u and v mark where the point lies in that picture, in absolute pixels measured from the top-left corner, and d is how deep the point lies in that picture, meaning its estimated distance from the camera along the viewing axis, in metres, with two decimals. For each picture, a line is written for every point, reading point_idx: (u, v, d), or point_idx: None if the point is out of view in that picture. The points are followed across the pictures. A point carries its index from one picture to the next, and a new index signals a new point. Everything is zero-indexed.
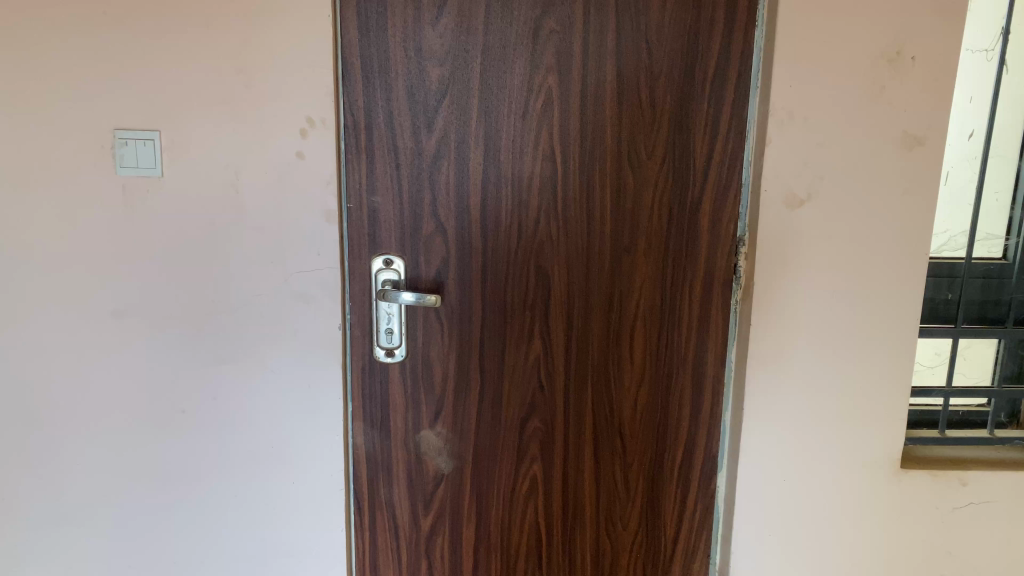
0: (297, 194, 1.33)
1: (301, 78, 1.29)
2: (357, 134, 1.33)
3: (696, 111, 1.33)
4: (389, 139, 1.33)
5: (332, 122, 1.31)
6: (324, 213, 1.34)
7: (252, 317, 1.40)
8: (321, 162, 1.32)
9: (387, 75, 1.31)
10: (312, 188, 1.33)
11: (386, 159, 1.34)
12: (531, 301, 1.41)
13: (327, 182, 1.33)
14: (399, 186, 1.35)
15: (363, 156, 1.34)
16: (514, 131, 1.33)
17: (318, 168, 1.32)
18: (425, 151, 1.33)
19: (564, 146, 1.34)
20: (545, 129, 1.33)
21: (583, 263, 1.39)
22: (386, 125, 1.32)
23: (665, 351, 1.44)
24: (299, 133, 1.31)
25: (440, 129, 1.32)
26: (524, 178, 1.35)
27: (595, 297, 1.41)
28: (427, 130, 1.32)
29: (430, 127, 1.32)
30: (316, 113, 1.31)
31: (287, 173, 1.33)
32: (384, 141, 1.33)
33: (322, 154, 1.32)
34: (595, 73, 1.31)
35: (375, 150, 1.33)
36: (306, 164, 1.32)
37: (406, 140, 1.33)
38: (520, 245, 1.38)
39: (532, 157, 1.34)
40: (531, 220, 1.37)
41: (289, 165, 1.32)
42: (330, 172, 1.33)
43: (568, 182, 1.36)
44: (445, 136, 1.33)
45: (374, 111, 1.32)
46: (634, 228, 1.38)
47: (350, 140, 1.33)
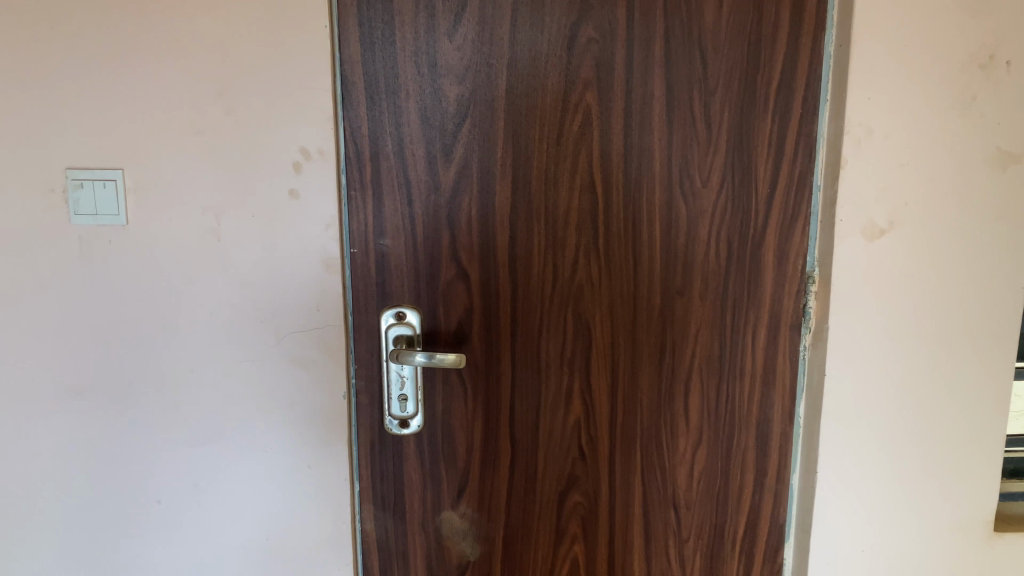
0: (291, 239, 1.12)
1: (295, 101, 1.09)
2: (361, 167, 1.12)
3: (758, 129, 1.14)
4: (400, 171, 1.12)
5: (331, 153, 1.10)
6: (324, 261, 1.13)
7: (239, 387, 1.17)
8: (320, 201, 1.11)
9: (396, 96, 1.10)
10: (309, 233, 1.12)
11: (397, 196, 1.13)
12: (569, 357, 1.20)
13: (327, 225, 1.11)
14: (413, 227, 1.14)
15: (369, 193, 1.12)
16: (548, 160, 1.13)
17: (316, 208, 1.11)
18: (444, 186, 1.13)
19: (606, 175, 1.14)
20: (583, 155, 1.13)
21: (629, 310, 1.19)
22: (396, 155, 1.12)
23: (724, 408, 1.24)
24: (293, 167, 1.10)
25: (460, 159, 1.12)
26: (559, 213, 1.14)
27: (643, 350, 1.20)
28: (446, 161, 1.12)
29: (449, 157, 1.12)
30: (311, 143, 1.10)
31: (279, 215, 1.11)
32: (395, 174, 1.12)
33: (321, 192, 1.11)
34: (641, 87, 1.11)
35: (384, 185, 1.12)
36: (301, 203, 1.11)
37: (420, 172, 1.12)
38: (555, 293, 1.17)
39: (569, 188, 1.14)
40: (569, 263, 1.16)
41: (281, 205, 1.11)
42: (330, 212, 1.11)
43: (611, 217, 1.15)
44: (466, 167, 1.12)
45: (381, 139, 1.11)
46: (688, 268, 1.18)
47: (353, 174, 1.12)
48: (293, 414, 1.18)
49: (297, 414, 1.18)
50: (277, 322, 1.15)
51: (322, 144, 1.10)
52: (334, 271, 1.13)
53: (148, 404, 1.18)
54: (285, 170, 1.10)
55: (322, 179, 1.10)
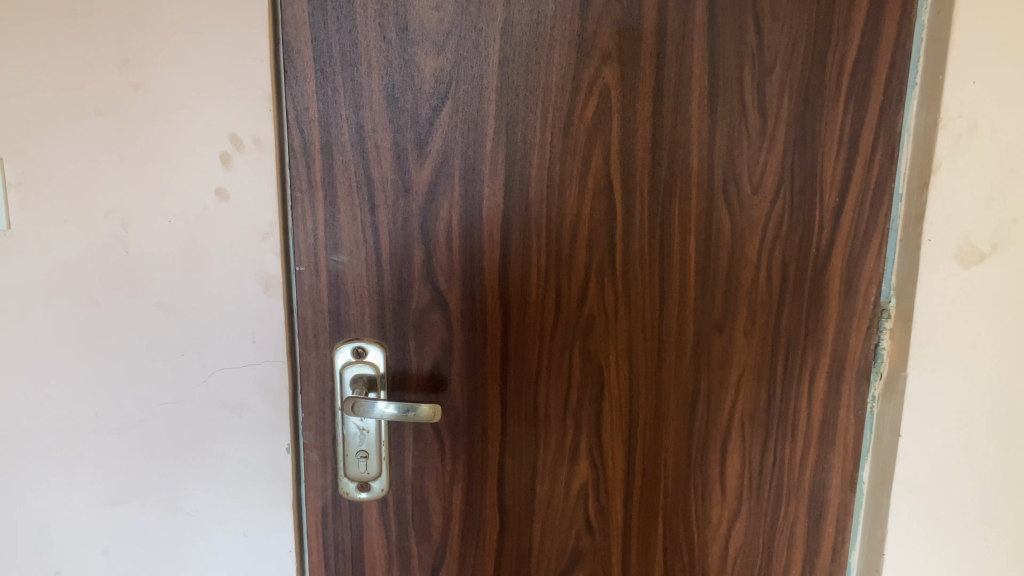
0: (220, 252, 0.88)
1: (223, 74, 0.83)
2: (309, 160, 0.85)
3: (826, 121, 0.88)
4: (360, 168, 0.85)
5: (269, 143, 0.85)
6: (261, 280, 0.88)
7: (156, 438, 0.93)
8: (256, 204, 0.87)
9: (355, 70, 0.83)
10: (243, 244, 0.87)
11: (355, 199, 0.86)
12: (575, 407, 0.94)
13: (265, 235, 0.87)
14: (376, 240, 0.87)
15: (320, 195, 0.85)
16: (551, 157, 0.86)
17: (252, 213, 0.87)
18: (416, 188, 0.86)
19: (626, 178, 0.88)
20: (599, 150, 0.86)
21: (654, 350, 0.93)
22: (355, 146, 0.85)
23: (769, 472, 0.98)
24: (222, 160, 0.85)
25: (437, 153, 0.85)
26: (566, 225, 0.88)
27: (668, 399, 0.95)
28: (419, 155, 0.85)
29: (424, 151, 0.85)
30: (244, 128, 0.85)
31: (204, 222, 0.87)
32: (353, 171, 0.85)
33: (258, 193, 0.86)
34: (675, 63, 0.85)
35: (338, 185, 0.85)
36: (232, 206, 0.86)
37: (385, 170, 0.85)
38: (559, 326, 0.91)
39: (578, 194, 0.88)
40: (576, 289, 0.90)
41: (206, 209, 0.86)
42: (270, 219, 0.87)
43: (632, 231, 0.89)
44: (445, 163, 0.86)
45: (335, 126, 0.84)
46: (729, 297, 0.92)
47: (298, 169, 0.85)
48: (225, 471, 0.94)
49: (232, 470, 0.94)
50: (203, 358, 0.91)
51: (259, 130, 0.85)
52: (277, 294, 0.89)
53: (46, 454, 0.94)
54: (212, 164, 0.85)
55: (258, 175, 0.86)
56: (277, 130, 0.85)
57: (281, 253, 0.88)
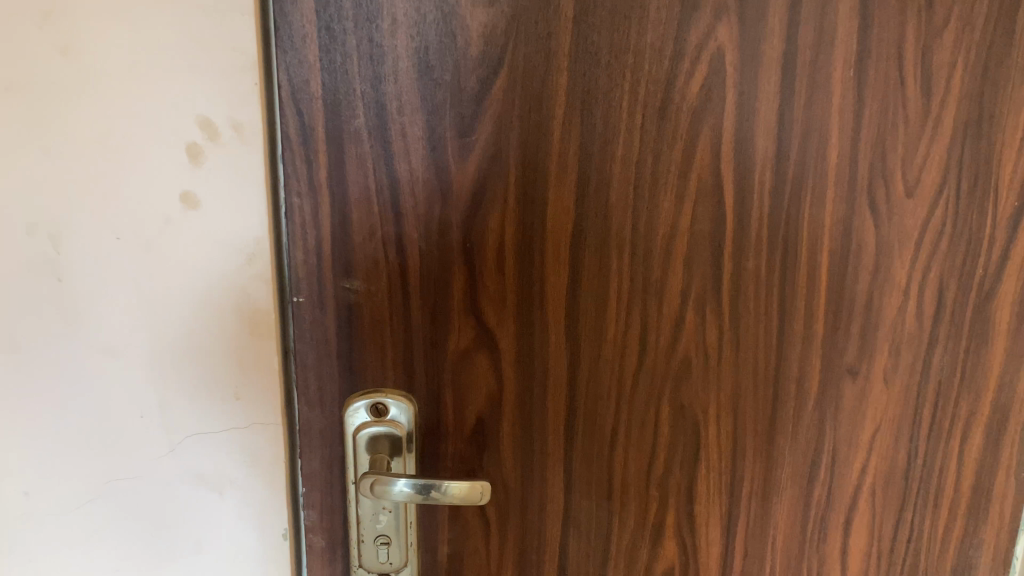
0: (188, 281, 0.64)
1: (188, 34, 0.59)
2: (311, 153, 0.61)
3: (1011, 99, 0.65)
4: (381, 163, 0.62)
5: (254, 130, 0.61)
6: (245, 317, 0.66)
7: (109, 521, 0.71)
8: (236, 216, 0.63)
9: (375, 27, 0.58)
10: (220, 270, 0.64)
11: (375, 207, 0.62)
12: (661, 475, 0.72)
13: (248, 258, 0.64)
14: (403, 261, 0.64)
15: (326, 201, 0.62)
16: (641, 149, 0.63)
17: (232, 228, 0.63)
18: (458, 191, 0.63)
19: (740, 177, 0.65)
20: (707, 139, 0.63)
21: (767, 402, 0.71)
22: (375, 134, 0.61)
23: (902, 548, 0.77)
24: (188, 154, 0.61)
25: (487, 143, 0.62)
26: (659, 241, 0.65)
27: (781, 461, 0.73)
28: (462, 146, 0.62)
29: (469, 141, 0.62)
30: (218, 111, 0.61)
31: (165, 241, 0.63)
32: (372, 168, 0.62)
33: (238, 201, 0.63)
34: (816, 19, 0.61)
35: (352, 187, 0.62)
36: (203, 219, 0.63)
37: (417, 166, 0.62)
38: (644, 374, 0.69)
39: (676, 198, 0.64)
40: (669, 325, 0.68)
41: (166, 223, 0.63)
42: (256, 236, 0.64)
43: (746, 248, 0.66)
44: (498, 156, 0.62)
45: (348, 104, 0.60)
46: (867, 332, 0.70)
47: (295, 165, 0.61)
48: (203, 559, 0.72)
49: (211, 561, 0.72)
50: (169, 420, 0.68)
51: (239, 112, 0.61)
52: (266, 336, 0.66)
53: None
54: (174, 161, 0.62)
55: (239, 175, 0.62)
56: (266, 110, 0.61)
57: (272, 278, 0.65)
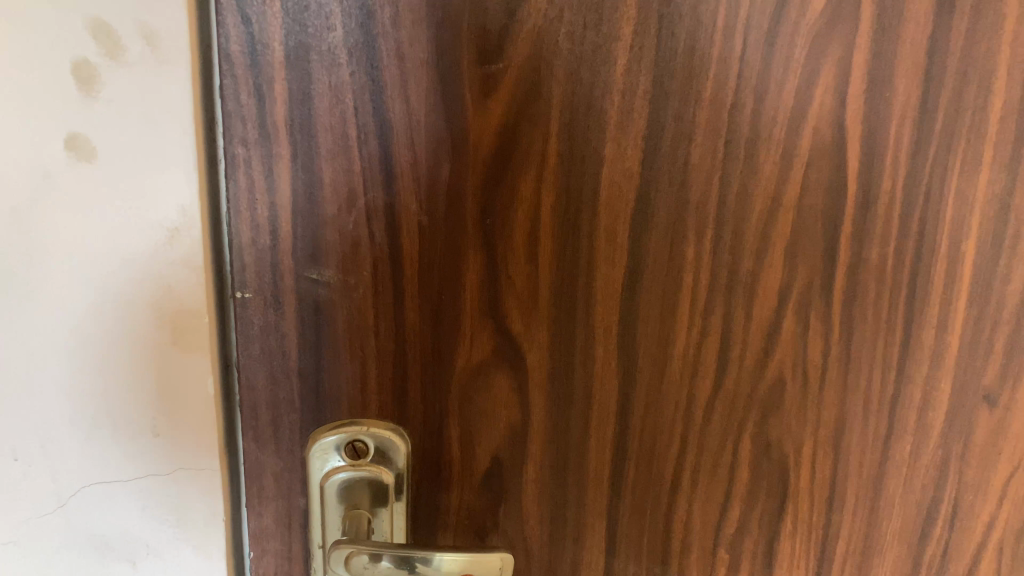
0: (80, 266, 0.44)
1: None
2: (263, 83, 0.41)
3: None
4: (366, 99, 0.42)
5: (176, 43, 0.41)
6: (164, 320, 0.46)
7: None
8: (149, 172, 0.43)
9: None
10: (126, 252, 0.44)
11: (356, 165, 0.43)
12: (734, 530, 0.54)
13: (169, 234, 0.44)
14: (395, 242, 0.45)
15: (285, 154, 0.43)
16: (739, 88, 0.44)
17: (143, 191, 0.43)
18: (477, 144, 0.44)
19: (869, 132, 0.46)
20: (830, 78, 0.45)
21: (878, 435, 0.53)
22: (358, 56, 0.41)
23: None
24: (75, 78, 0.41)
25: (520, 75, 0.43)
26: (754, 220, 0.47)
27: (889, 513, 0.55)
28: (483, 78, 0.43)
29: (493, 70, 0.43)
30: (120, 16, 0.40)
31: (44, 207, 0.43)
32: (353, 107, 0.42)
33: (152, 149, 0.43)
34: None
35: (322, 134, 0.43)
36: (101, 176, 0.43)
37: (418, 107, 0.43)
38: (719, 399, 0.51)
39: (780, 160, 0.46)
40: (758, 334, 0.50)
41: (46, 181, 0.43)
42: (180, 203, 0.44)
43: (869, 231, 0.48)
44: (534, 95, 0.43)
45: (318, 10, 0.40)
46: (1014, 347, 0.52)
47: (238, 100, 0.41)
48: None
49: None
50: (59, 463, 0.48)
51: (150, 14, 0.41)
52: (195, 346, 0.46)
53: None
54: (56, 87, 0.41)
55: (154, 111, 0.42)
56: (194, 14, 0.41)
57: (205, 265, 0.45)
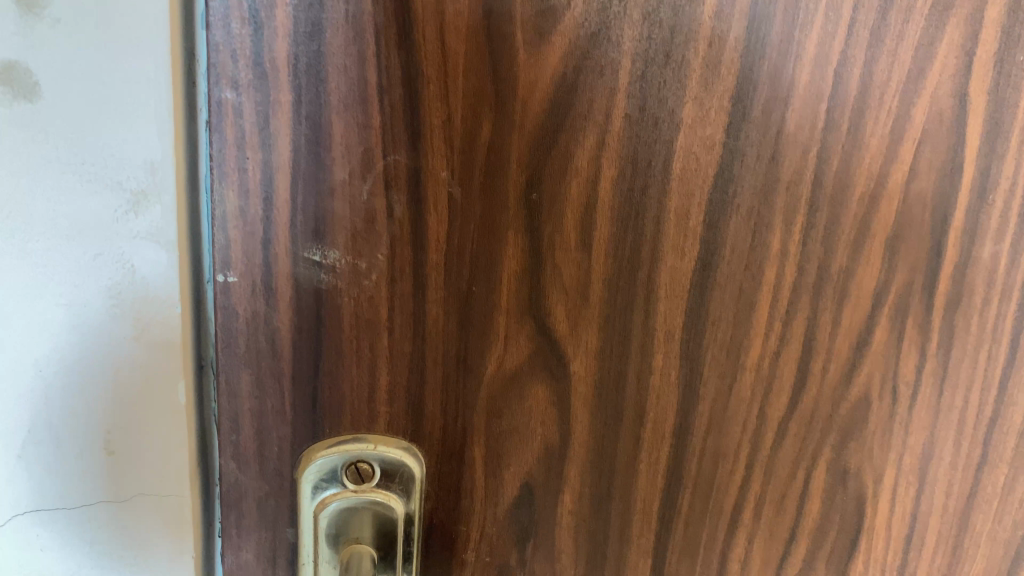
0: (10, 234, 0.34)
1: None
2: (260, 9, 0.32)
3: None
4: (391, 33, 0.33)
5: None
6: (124, 313, 0.36)
7: None
8: (105, 113, 0.33)
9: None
10: (74, 215, 0.34)
11: (375, 119, 0.34)
12: (797, 571, 0.47)
13: (132, 198, 0.34)
14: (419, 218, 0.36)
15: (285, 102, 0.33)
16: (848, 42, 0.36)
17: (95, 139, 0.33)
18: (526, 99, 0.35)
19: (994, 104, 0.38)
20: (955, 36, 0.37)
21: (969, 464, 0.46)
22: None
23: None
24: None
25: (586, 13, 0.34)
26: (854, 208, 0.39)
27: (972, 552, 0.48)
28: (540, 15, 0.34)
29: (553, 5, 0.34)
30: None
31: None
32: (374, 44, 0.33)
33: (110, 83, 0.33)
34: None
35: (333, 77, 0.34)
36: (41, 115, 0.33)
37: (457, 47, 0.34)
38: (794, 419, 0.43)
39: (888, 135, 0.38)
40: (845, 344, 0.42)
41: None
42: (147, 158, 0.34)
43: (982, 225, 0.40)
44: (599, 39, 0.35)
45: None
46: None
47: (227, 28, 0.32)
48: None
49: None
50: None
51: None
52: (168, 344, 0.37)
53: None
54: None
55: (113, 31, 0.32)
56: None
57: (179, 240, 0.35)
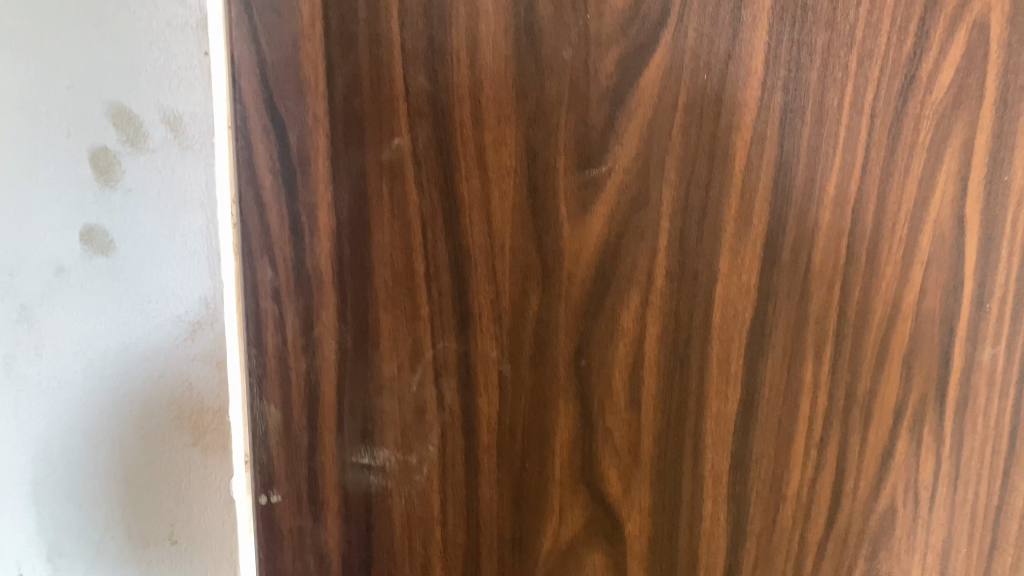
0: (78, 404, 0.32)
1: None
2: (301, 228, 0.33)
3: None
4: (436, 229, 0.33)
5: None
6: None
7: None
8: None
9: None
10: None
11: (423, 309, 0.34)
12: None
13: None
14: (469, 402, 0.35)
15: (330, 312, 0.34)
16: (862, 181, 0.37)
17: None
18: (572, 270, 0.34)
19: (989, 222, 0.40)
20: (950, 168, 0.39)
21: None
22: (427, 176, 0.32)
23: None
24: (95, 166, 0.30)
25: (627, 180, 0.33)
26: (874, 333, 0.40)
27: None
28: (582, 185, 0.33)
29: (595, 174, 0.33)
30: None
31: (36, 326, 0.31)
32: (419, 238, 0.33)
33: None
34: None
35: (382, 269, 0.33)
36: None
37: (504, 229, 0.33)
38: (830, 538, 0.43)
39: (900, 261, 0.39)
40: (873, 461, 0.43)
41: (58, 285, 0.31)
42: None
43: (981, 335, 0.42)
44: (639, 200, 0.34)
45: (376, 130, 0.32)
46: None
47: (268, 241, 0.33)
48: None
49: None
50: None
51: None
52: None
53: None
54: (67, 178, 0.30)
55: None
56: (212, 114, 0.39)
57: None
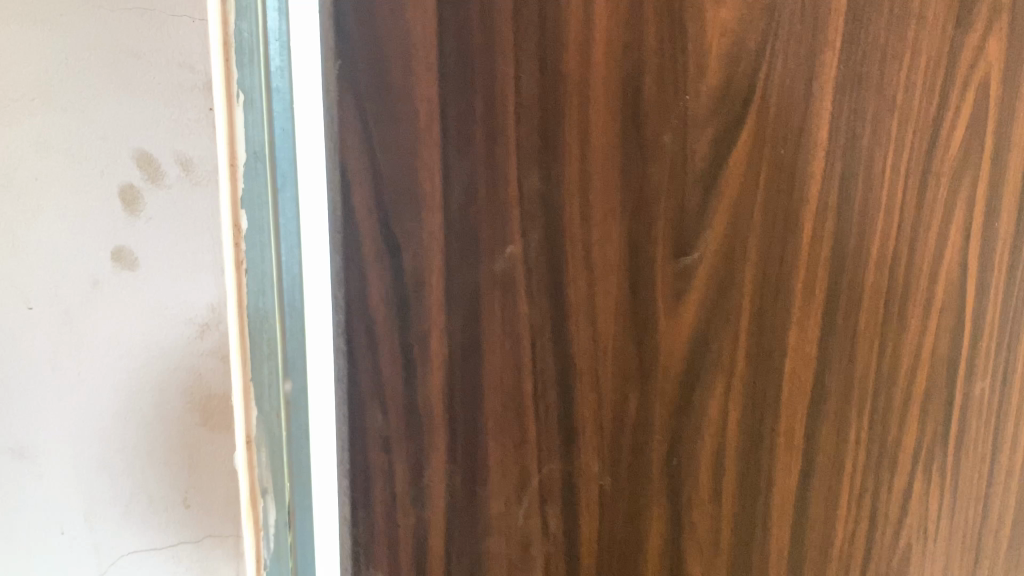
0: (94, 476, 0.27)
1: None
2: (410, 357, 0.30)
3: None
4: (543, 343, 0.30)
5: None
6: None
7: None
8: None
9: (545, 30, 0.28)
10: None
11: (531, 433, 0.31)
12: None
13: None
14: (573, 521, 0.33)
15: (436, 445, 0.31)
16: (897, 241, 0.38)
17: None
18: (666, 364, 0.32)
19: (990, 273, 0.42)
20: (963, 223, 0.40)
21: None
22: (536, 286, 0.30)
23: None
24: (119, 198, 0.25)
25: (715, 266, 0.32)
26: (902, 385, 0.41)
27: None
28: (678, 275, 0.31)
29: (689, 262, 0.31)
30: None
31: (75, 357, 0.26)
32: (529, 351, 0.30)
33: None
34: None
35: (491, 396, 0.31)
36: None
37: (608, 332, 0.31)
38: None
39: (923, 316, 0.40)
40: (897, 508, 0.43)
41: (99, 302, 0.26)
42: None
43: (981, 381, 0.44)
44: (726, 283, 0.32)
45: (491, 239, 0.29)
46: None
47: (379, 379, 0.30)
48: None
49: None
50: None
51: None
52: None
53: None
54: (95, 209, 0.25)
55: None
56: None
57: None
